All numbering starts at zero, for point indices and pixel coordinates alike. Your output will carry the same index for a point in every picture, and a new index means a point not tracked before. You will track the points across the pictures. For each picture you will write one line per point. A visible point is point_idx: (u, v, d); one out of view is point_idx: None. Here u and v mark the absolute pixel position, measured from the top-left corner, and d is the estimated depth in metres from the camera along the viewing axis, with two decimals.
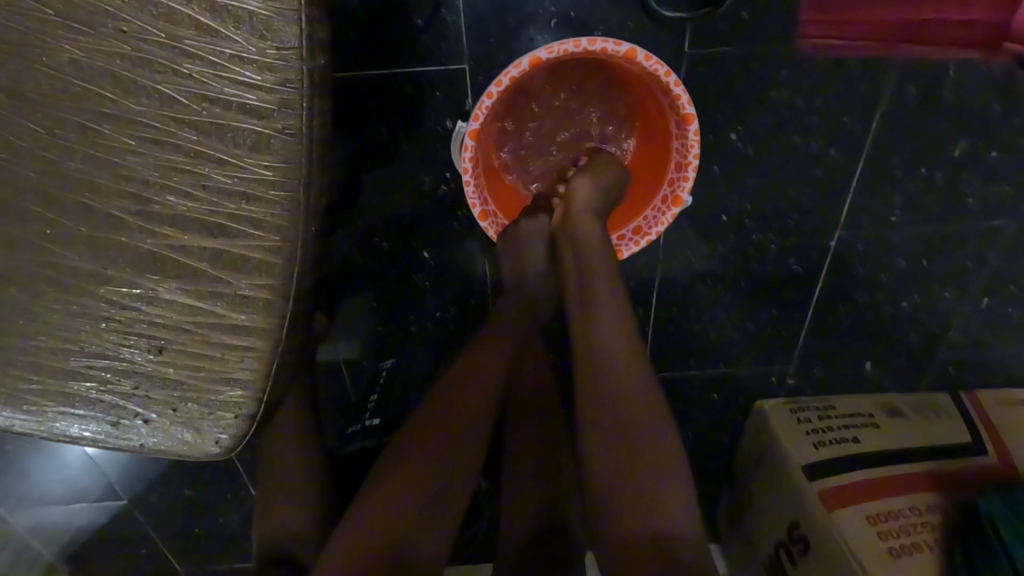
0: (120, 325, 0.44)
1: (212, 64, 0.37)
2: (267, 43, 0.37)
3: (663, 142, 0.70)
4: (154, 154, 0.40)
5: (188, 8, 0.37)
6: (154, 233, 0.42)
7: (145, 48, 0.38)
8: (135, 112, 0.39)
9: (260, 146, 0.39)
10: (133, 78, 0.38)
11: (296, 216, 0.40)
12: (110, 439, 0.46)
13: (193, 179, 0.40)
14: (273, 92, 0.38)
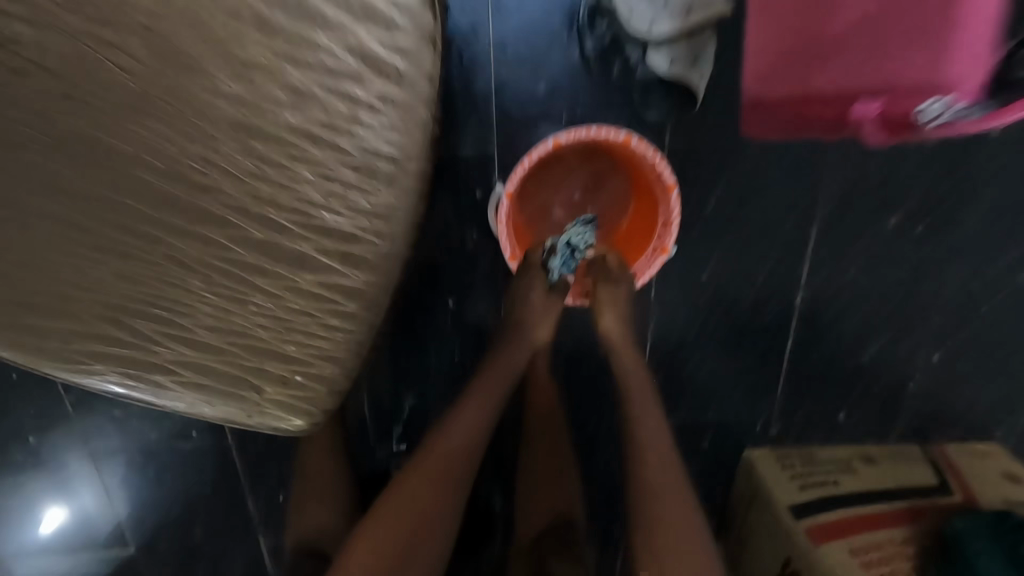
0: (263, 312, 0.57)
1: (378, 129, 0.56)
2: (408, 118, 0.59)
3: (652, 206, 0.86)
4: (323, 184, 0.55)
5: (369, 94, 0.54)
6: (306, 240, 0.56)
7: (336, 114, 0.53)
8: (320, 154, 0.53)
9: (392, 181, 0.60)
10: (324, 133, 0.53)
11: (402, 225, 0.64)
12: (223, 402, 0.59)
13: (344, 203, 0.57)
14: (406, 149, 0.60)
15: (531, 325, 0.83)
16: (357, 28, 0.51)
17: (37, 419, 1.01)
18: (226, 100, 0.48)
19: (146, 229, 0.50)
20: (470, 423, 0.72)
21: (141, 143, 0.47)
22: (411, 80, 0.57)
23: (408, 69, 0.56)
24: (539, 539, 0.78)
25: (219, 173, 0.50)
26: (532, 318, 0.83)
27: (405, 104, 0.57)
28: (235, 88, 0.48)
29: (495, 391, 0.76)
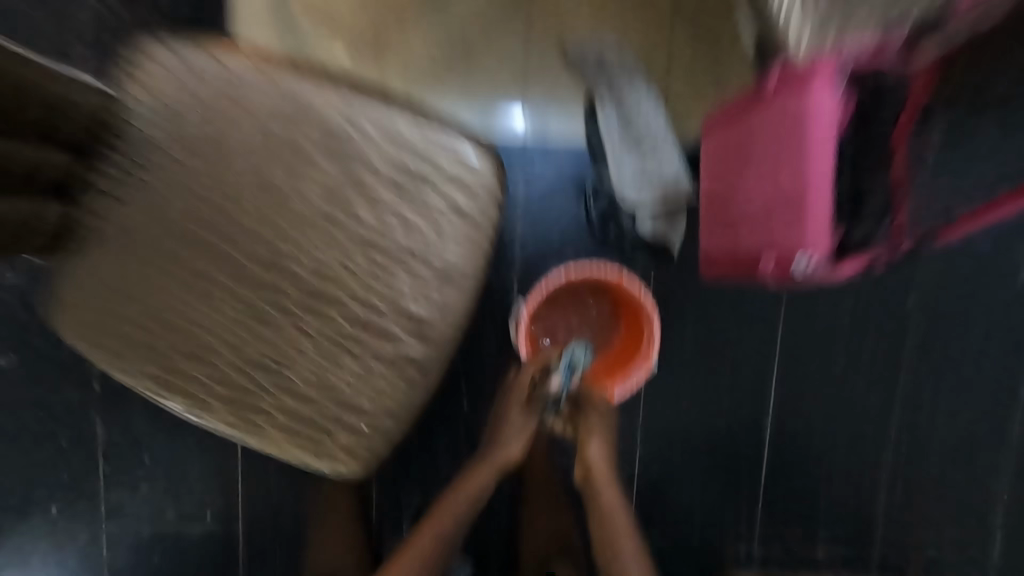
0: (320, 359, 0.62)
1: (449, 209, 0.61)
2: (481, 204, 0.62)
3: (636, 328, 0.92)
4: (392, 245, 0.61)
5: (447, 179, 0.61)
6: (369, 294, 0.61)
7: (415, 191, 0.61)
8: (393, 220, 0.61)
9: (455, 258, 0.62)
10: (400, 205, 0.61)
11: (460, 304, 0.64)
12: (267, 444, 0.63)
13: (407, 266, 0.61)
14: (473, 230, 0.62)
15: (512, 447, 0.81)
16: (441, 130, 0.61)
17: (57, 490, 1.05)
18: (326, 194, 0.60)
19: (245, 283, 0.61)
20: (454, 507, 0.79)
21: (259, 218, 0.60)
22: (471, 198, 0.62)
23: (470, 188, 0.62)
24: (543, 562, 0.90)
25: (308, 248, 0.61)
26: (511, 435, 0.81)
27: (462, 216, 0.62)
28: (334, 185, 0.60)
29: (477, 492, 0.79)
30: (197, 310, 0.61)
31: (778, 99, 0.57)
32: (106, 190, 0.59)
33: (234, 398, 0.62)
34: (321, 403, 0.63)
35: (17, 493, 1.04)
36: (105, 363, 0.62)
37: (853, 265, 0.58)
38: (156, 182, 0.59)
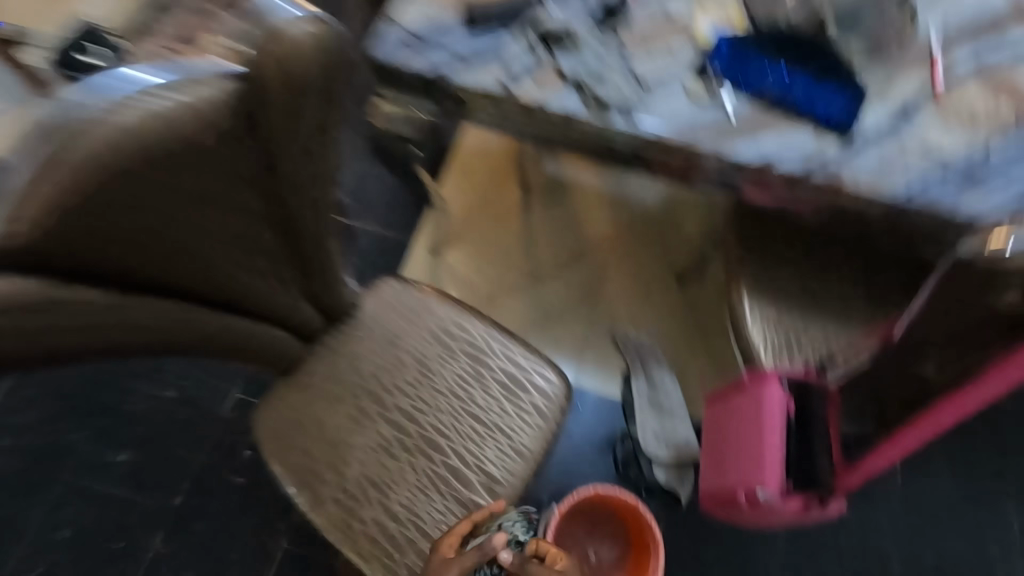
0: (416, 492, 0.86)
1: (533, 411, 0.92)
2: (553, 413, 0.92)
3: (643, 559, 1.06)
4: (488, 425, 0.90)
5: (536, 392, 0.93)
6: (463, 454, 0.88)
7: (514, 394, 0.92)
8: (494, 409, 0.91)
9: (527, 446, 0.90)
10: (502, 400, 0.92)
11: (521, 480, 0.89)
12: (354, 548, 0.84)
13: (494, 443, 0.89)
14: (544, 430, 0.91)
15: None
16: (540, 360, 0.95)
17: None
18: (456, 378, 0.93)
19: (383, 422, 0.90)
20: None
21: (412, 384, 0.93)
22: (548, 401, 0.93)
23: (549, 394, 0.93)
24: None
25: (436, 411, 0.91)
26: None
27: (540, 412, 0.92)
28: (465, 376, 0.93)
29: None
30: (345, 430, 0.90)
31: (749, 387, 0.88)
32: (326, 342, 0.94)
33: (345, 499, 0.86)
34: (405, 526, 0.85)
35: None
36: (273, 451, 0.90)
37: (797, 501, 0.82)
38: (360, 346, 0.95)
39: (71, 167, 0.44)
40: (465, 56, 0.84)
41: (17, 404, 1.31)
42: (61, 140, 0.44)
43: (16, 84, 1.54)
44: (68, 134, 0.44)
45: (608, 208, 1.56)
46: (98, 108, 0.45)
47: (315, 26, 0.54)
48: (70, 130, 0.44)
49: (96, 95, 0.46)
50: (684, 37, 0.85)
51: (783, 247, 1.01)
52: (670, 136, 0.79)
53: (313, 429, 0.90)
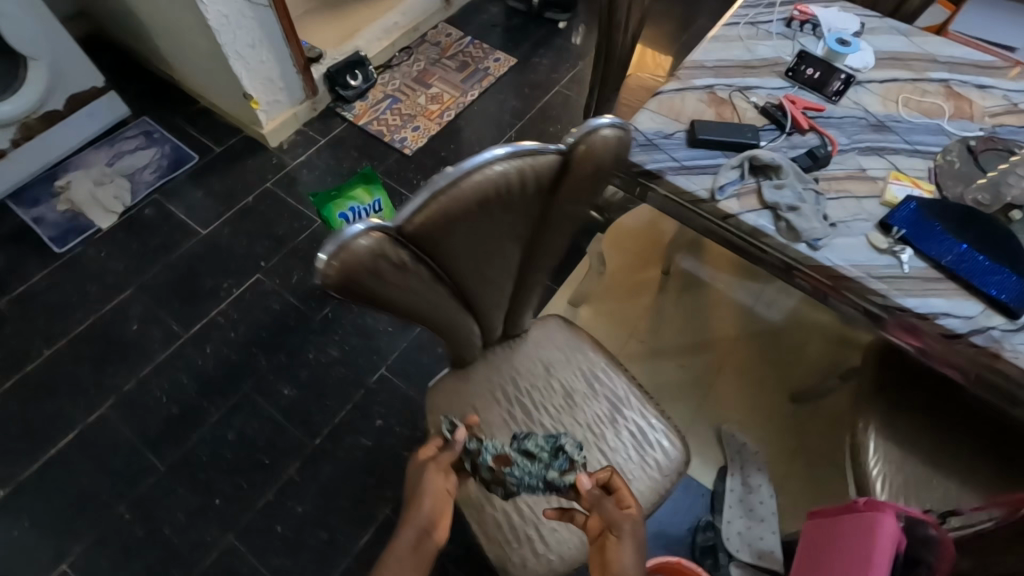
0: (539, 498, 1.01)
1: (653, 466, 1.04)
2: (670, 474, 1.04)
3: None
4: (612, 465, 1.04)
5: (659, 450, 1.05)
6: None
7: (640, 446, 1.05)
8: (620, 452, 1.05)
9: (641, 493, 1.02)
10: (629, 447, 1.05)
11: None
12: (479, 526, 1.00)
13: None
14: (658, 485, 1.03)
15: (434, 503, 0.78)
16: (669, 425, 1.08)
17: (246, 493, 1.41)
18: (594, 416, 1.08)
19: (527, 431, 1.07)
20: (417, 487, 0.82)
21: (556, 407, 1.09)
22: (669, 461, 1.05)
23: (670, 456, 1.05)
24: None
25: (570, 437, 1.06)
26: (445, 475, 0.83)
27: (659, 467, 1.04)
28: (601, 416, 1.08)
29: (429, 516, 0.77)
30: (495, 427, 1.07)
31: (866, 513, 0.94)
32: (497, 351, 1.14)
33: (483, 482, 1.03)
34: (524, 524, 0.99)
35: (228, 480, 1.43)
36: (433, 423, 1.09)
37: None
38: (521, 364, 1.13)
39: (446, 202, 0.66)
40: (683, 162, 1.03)
41: (224, 323, 1.64)
42: (448, 184, 0.65)
43: (297, 83, 1.97)
44: (453, 181, 0.65)
45: (738, 311, 1.67)
46: (471, 168, 0.66)
47: (613, 131, 0.73)
48: (453, 178, 0.65)
49: (472, 158, 0.66)
50: (872, 194, 1.00)
51: (913, 397, 1.10)
52: (845, 267, 0.92)
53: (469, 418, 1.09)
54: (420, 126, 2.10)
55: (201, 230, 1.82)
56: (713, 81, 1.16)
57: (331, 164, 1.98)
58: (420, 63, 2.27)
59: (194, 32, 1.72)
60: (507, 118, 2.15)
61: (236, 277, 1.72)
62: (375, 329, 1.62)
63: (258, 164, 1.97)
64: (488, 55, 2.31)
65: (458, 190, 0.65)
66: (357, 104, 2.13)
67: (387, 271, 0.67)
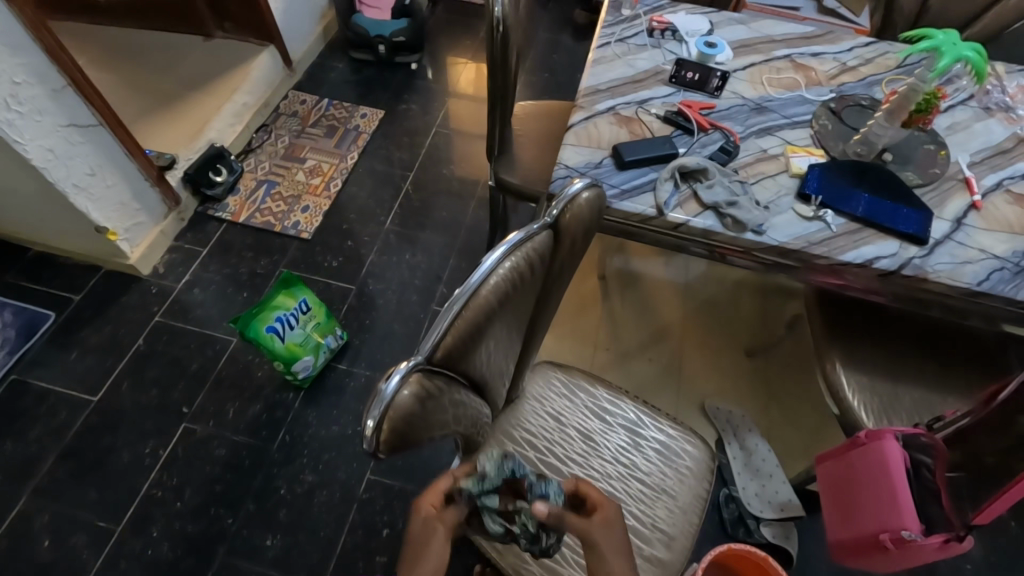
0: None
1: (690, 471, 1.07)
2: (707, 473, 1.08)
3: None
4: (656, 488, 1.05)
5: (689, 455, 1.09)
6: (639, 513, 1.02)
7: (672, 457, 1.08)
8: (658, 473, 1.06)
9: (692, 502, 1.05)
10: (663, 463, 1.07)
11: (692, 532, 1.02)
12: None
13: (664, 501, 1.04)
14: (702, 487, 1.06)
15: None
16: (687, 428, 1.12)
17: None
18: (618, 447, 1.09)
19: None
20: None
21: (581, 453, 1.08)
22: (699, 463, 1.08)
23: (698, 456, 1.09)
24: None
25: (607, 477, 1.05)
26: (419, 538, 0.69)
27: (692, 472, 1.07)
28: (626, 444, 1.09)
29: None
30: None
31: (872, 446, 1.04)
32: (504, 422, 1.09)
33: (547, 562, 0.99)
34: None
35: None
36: None
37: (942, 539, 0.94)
38: (533, 425, 1.10)
39: (466, 320, 0.63)
40: (621, 187, 1.08)
41: (164, 494, 1.41)
42: (463, 303, 0.62)
43: (155, 198, 1.73)
44: (468, 298, 0.62)
45: (677, 293, 1.79)
46: (480, 279, 0.63)
47: (590, 192, 0.73)
48: (466, 296, 0.63)
49: (476, 269, 0.64)
50: (782, 170, 1.12)
51: (857, 328, 1.26)
52: (790, 243, 1.03)
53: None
54: (309, 205, 1.94)
55: (91, 397, 1.53)
56: (613, 102, 1.22)
57: (223, 274, 1.77)
58: (283, 138, 2.10)
59: (12, 175, 1.45)
60: (397, 170, 2.05)
61: (159, 435, 1.48)
62: (343, 437, 1.50)
63: (133, 300, 1.69)
64: (353, 113, 2.19)
65: (474, 307, 0.63)
66: (230, 201, 1.92)
67: (429, 409, 0.63)
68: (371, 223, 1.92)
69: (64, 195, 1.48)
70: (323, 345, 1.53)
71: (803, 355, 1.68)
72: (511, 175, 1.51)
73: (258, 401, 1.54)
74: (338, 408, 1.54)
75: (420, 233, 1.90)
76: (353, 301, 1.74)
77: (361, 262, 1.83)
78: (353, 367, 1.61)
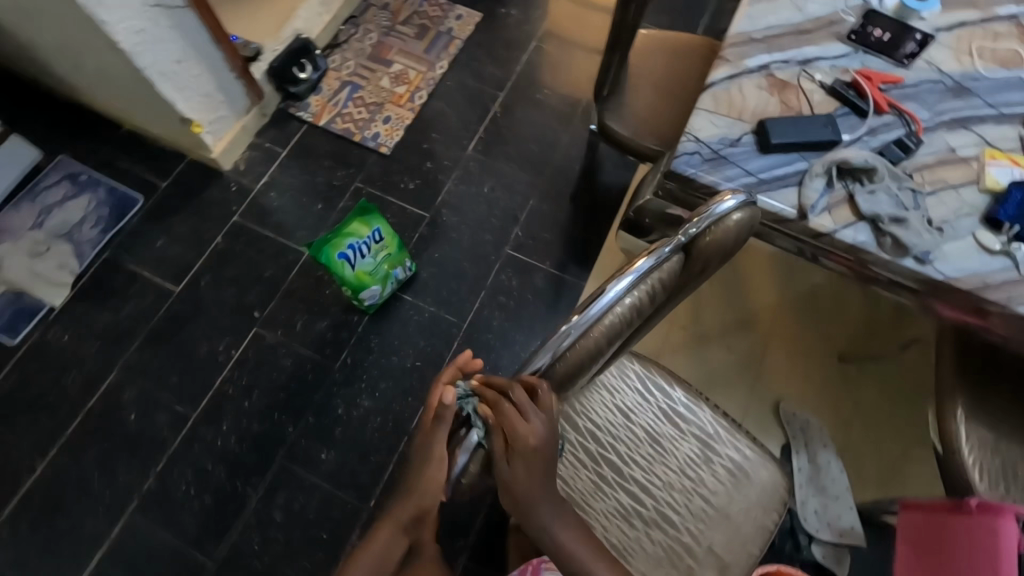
0: (657, 562, 0.96)
1: (760, 499, 1.00)
2: (778, 505, 1.00)
3: None
4: (721, 512, 0.98)
5: (763, 481, 1.01)
6: (697, 535, 0.97)
7: (744, 482, 1.00)
8: (726, 496, 0.99)
9: (756, 531, 0.98)
10: (734, 485, 1.00)
11: (749, 561, 0.97)
12: None
13: (726, 526, 0.98)
14: (770, 519, 0.99)
15: (424, 496, 0.58)
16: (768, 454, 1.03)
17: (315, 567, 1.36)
18: (686, 458, 1.01)
19: (622, 493, 0.99)
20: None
21: (646, 457, 1.01)
22: (771, 492, 1.00)
23: (770, 483, 1.01)
24: None
25: (669, 487, 1.00)
26: (423, 454, 0.58)
27: (762, 500, 1.00)
28: (694, 458, 1.01)
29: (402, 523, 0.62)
30: (589, 497, 0.98)
31: (983, 519, 0.91)
32: (569, 411, 1.02)
33: None
34: None
35: (293, 556, 1.36)
36: None
37: None
38: (598, 418, 1.02)
39: (572, 359, 0.54)
40: (759, 176, 0.90)
41: (234, 392, 1.49)
42: (573, 340, 0.53)
43: (239, 91, 1.65)
44: (581, 334, 0.53)
45: (776, 279, 1.59)
46: (595, 316, 0.54)
47: (742, 214, 0.60)
48: (578, 330, 0.53)
49: (593, 302, 0.54)
50: (972, 182, 0.89)
51: (995, 376, 1.07)
52: (958, 279, 0.84)
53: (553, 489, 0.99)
54: (391, 115, 1.81)
55: (174, 287, 1.59)
56: (768, 58, 0.98)
57: (300, 180, 1.72)
58: (371, 34, 1.93)
59: (102, 55, 1.40)
60: (488, 89, 1.86)
61: (232, 335, 1.54)
62: (401, 369, 1.51)
63: (214, 196, 1.69)
64: (447, 12, 1.96)
65: (587, 343, 0.54)
66: (312, 101, 1.82)
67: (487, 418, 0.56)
68: (452, 146, 1.78)
69: (149, 80, 1.43)
70: (391, 276, 1.50)
71: (906, 378, 1.49)
72: (618, 122, 1.32)
73: (324, 319, 1.55)
74: (399, 339, 1.54)
75: (503, 165, 1.75)
76: (424, 230, 1.67)
77: (438, 189, 1.72)
78: (418, 300, 1.58)
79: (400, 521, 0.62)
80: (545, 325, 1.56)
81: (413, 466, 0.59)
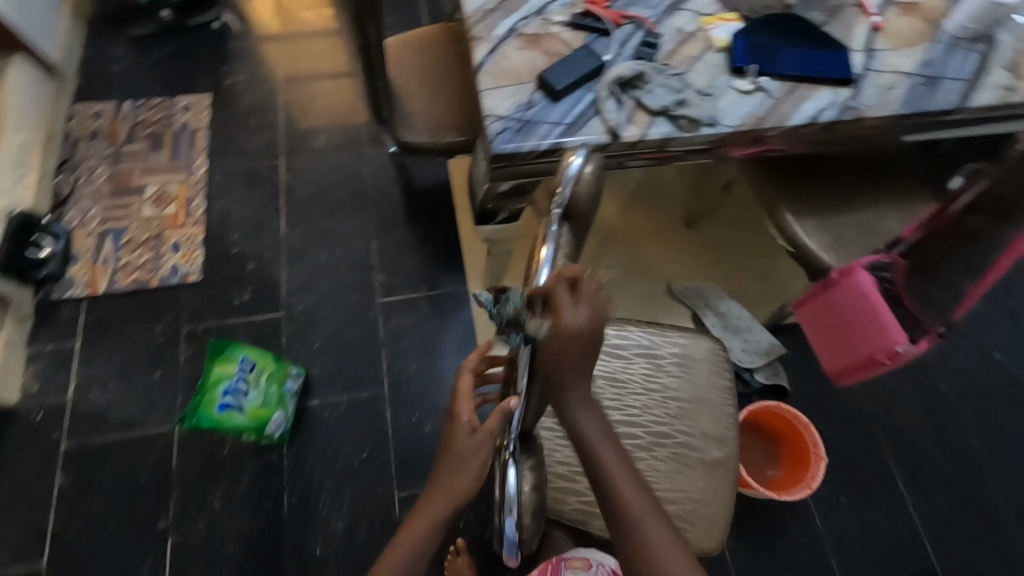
0: (676, 475, 1.04)
1: (712, 371, 1.12)
2: (725, 366, 1.14)
3: (795, 443, 1.33)
4: (693, 401, 1.09)
5: (706, 356, 1.13)
6: (688, 431, 1.07)
7: (694, 366, 1.12)
8: (689, 386, 1.10)
9: (724, 398, 1.11)
10: (689, 373, 1.11)
11: (733, 423, 1.10)
12: None
13: (702, 409, 1.09)
14: (727, 380, 1.12)
15: (463, 475, 0.68)
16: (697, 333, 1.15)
17: None
18: (643, 375, 1.10)
19: None
20: (395, 571, 0.70)
21: (616, 399, 1.08)
22: (716, 358, 1.13)
23: (711, 353, 1.14)
24: None
25: (646, 410, 1.08)
26: (459, 447, 0.67)
27: (713, 370, 1.12)
28: (649, 373, 1.10)
29: (434, 519, 0.69)
30: None
31: (847, 283, 1.15)
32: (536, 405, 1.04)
33: None
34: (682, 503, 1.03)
35: None
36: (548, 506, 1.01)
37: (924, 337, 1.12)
38: None
39: None
40: (565, 122, 0.97)
41: None
42: None
43: None
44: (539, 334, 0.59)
45: (609, 192, 1.76)
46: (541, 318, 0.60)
47: (592, 165, 0.66)
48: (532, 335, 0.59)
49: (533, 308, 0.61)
50: (707, 47, 1.07)
51: (795, 177, 1.32)
52: (743, 125, 1.00)
53: (562, 473, 1.02)
54: (177, 239, 1.59)
55: (38, 562, 1.27)
56: (511, 21, 1.05)
57: (118, 359, 1.45)
58: (98, 170, 1.66)
59: None
60: (263, 162, 1.72)
61: (148, 563, 1.28)
62: (352, 470, 1.39)
63: (21, 438, 1.36)
64: (170, 109, 1.75)
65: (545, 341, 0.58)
66: (75, 272, 1.53)
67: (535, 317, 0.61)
68: (262, 234, 1.63)
69: None
70: (286, 393, 1.37)
71: (737, 212, 1.76)
72: (414, 133, 1.32)
73: (241, 478, 1.36)
74: (331, 444, 1.41)
75: (324, 225, 1.65)
76: (288, 330, 1.53)
77: (276, 283, 1.57)
78: (325, 398, 1.45)
79: (437, 519, 0.70)
80: (456, 342, 1.54)
81: (450, 463, 0.68)
